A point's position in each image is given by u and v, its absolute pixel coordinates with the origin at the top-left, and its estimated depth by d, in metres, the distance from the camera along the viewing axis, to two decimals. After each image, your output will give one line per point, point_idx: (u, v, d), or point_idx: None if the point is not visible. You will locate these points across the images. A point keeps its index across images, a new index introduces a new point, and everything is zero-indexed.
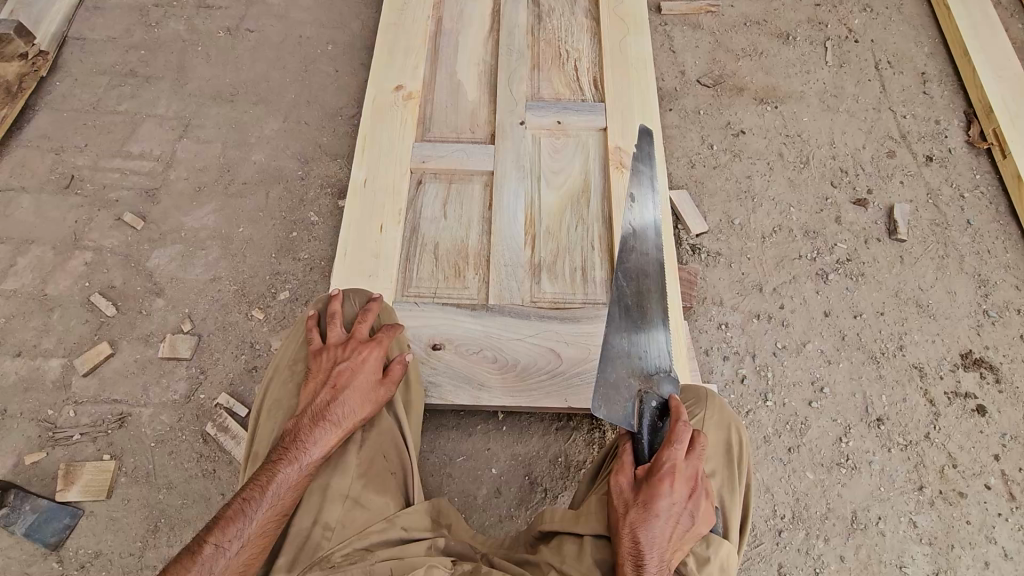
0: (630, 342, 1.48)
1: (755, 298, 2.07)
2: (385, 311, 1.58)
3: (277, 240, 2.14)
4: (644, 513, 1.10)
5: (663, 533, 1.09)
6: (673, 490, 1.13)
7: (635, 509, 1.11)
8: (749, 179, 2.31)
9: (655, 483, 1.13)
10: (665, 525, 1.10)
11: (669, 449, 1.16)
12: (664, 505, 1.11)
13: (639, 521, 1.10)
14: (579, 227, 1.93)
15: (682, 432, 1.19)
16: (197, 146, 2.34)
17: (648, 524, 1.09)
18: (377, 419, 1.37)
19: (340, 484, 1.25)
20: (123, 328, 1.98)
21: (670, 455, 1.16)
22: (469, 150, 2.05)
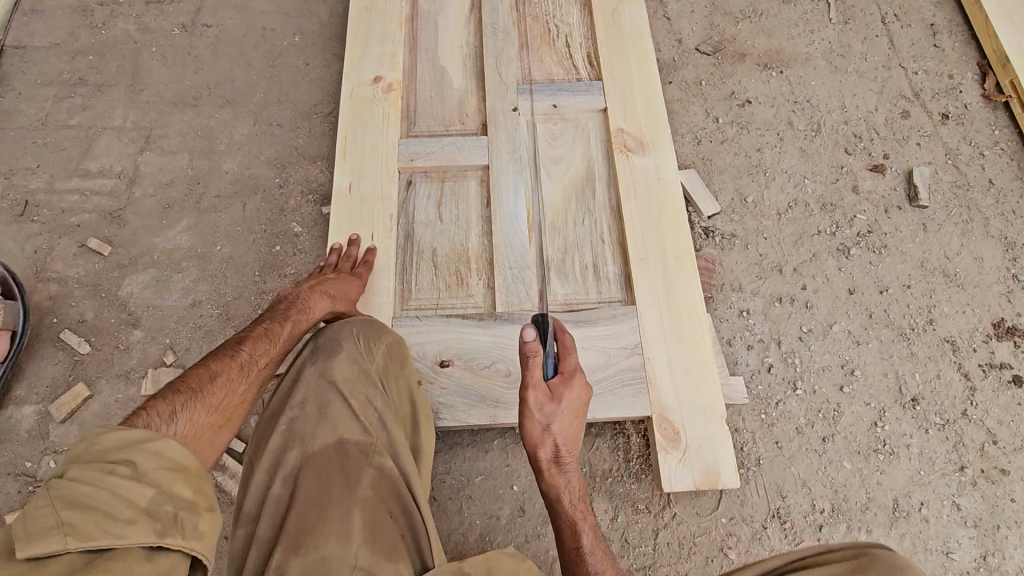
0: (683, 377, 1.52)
1: (776, 280, 1.95)
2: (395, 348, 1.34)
3: (260, 257, 1.98)
4: (549, 413, 1.40)
5: (566, 429, 1.42)
6: (574, 392, 1.40)
7: (538, 411, 1.40)
8: (758, 152, 2.18)
9: (562, 392, 1.40)
10: (567, 420, 1.41)
11: (566, 366, 1.43)
12: (569, 409, 1.40)
13: (543, 420, 1.40)
14: (586, 220, 1.79)
15: (567, 345, 1.45)
16: (162, 157, 2.15)
17: (553, 424, 1.40)
18: (381, 466, 1.13)
19: (342, 555, 1.00)
20: (100, 366, 1.82)
21: (567, 370, 1.43)
22: (461, 143, 1.88)
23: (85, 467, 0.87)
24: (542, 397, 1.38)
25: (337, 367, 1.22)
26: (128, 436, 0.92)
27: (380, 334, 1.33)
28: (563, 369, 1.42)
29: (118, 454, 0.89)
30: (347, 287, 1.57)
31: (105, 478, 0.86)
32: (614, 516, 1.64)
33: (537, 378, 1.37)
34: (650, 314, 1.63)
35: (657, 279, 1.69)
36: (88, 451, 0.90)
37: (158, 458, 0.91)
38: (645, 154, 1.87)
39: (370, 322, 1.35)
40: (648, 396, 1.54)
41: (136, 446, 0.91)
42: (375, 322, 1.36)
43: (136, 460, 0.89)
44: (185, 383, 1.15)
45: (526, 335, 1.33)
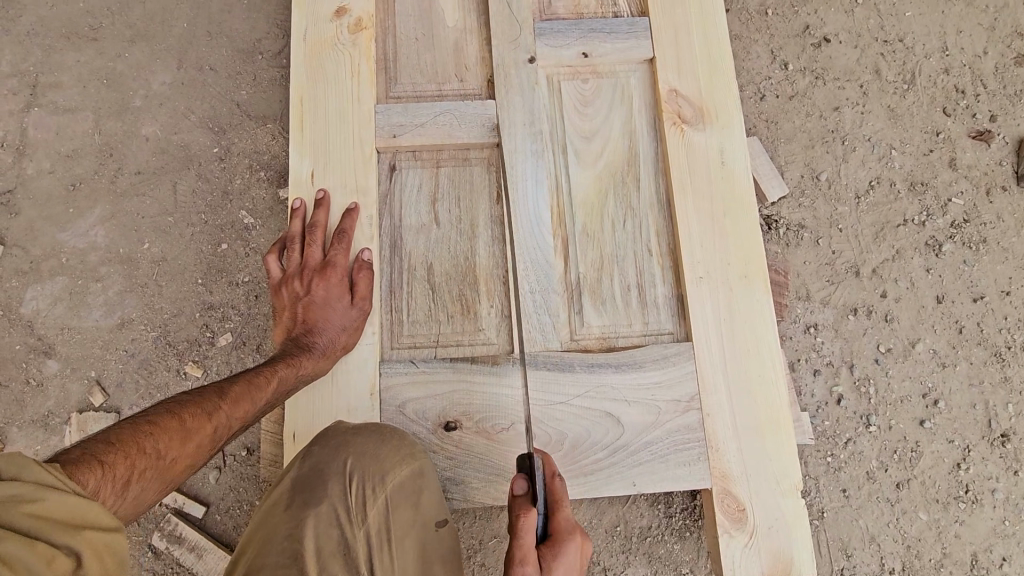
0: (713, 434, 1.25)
1: (851, 285, 1.59)
2: (418, 485, 1.09)
3: (202, 258, 1.53)
4: None
5: None
6: (569, 557, 0.98)
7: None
8: (837, 111, 1.71)
9: (544, 441, 1.12)
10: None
11: (561, 512, 1.02)
12: (547, 451, 1.14)
13: None
14: (628, 221, 1.38)
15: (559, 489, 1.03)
16: (58, 118, 1.61)
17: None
18: None
19: None
20: (9, 408, 1.44)
21: (563, 519, 1.01)
22: (457, 111, 1.40)
23: (15, 538, 0.64)
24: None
25: (315, 527, 0.99)
26: (75, 506, 0.69)
27: (388, 472, 1.06)
28: (554, 529, 1.00)
29: (61, 534, 0.66)
30: (330, 292, 1.28)
31: (40, 565, 0.63)
32: None
33: (526, 544, 0.94)
34: (710, 356, 1.29)
35: (718, 305, 1.32)
36: (22, 507, 0.66)
37: (104, 558, 0.68)
38: (706, 127, 1.41)
39: (380, 442, 1.08)
40: (707, 464, 1.24)
41: (79, 530, 0.68)
42: (387, 444, 1.08)
43: (78, 558, 0.66)
44: (154, 436, 0.90)
45: (515, 487, 1.00)
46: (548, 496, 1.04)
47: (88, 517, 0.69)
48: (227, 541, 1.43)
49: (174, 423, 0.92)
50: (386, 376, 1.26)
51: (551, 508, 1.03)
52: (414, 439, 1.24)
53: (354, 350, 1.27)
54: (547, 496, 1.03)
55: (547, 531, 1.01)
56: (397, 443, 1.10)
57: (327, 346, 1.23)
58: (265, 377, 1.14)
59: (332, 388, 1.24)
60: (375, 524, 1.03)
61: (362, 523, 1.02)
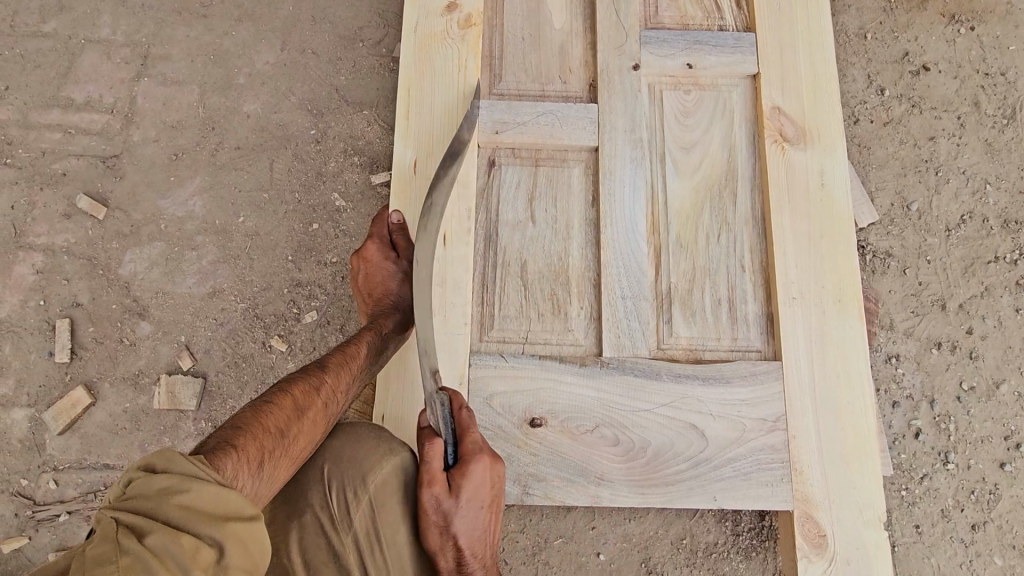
0: (793, 456, 1.25)
1: (936, 318, 1.56)
2: (397, 489, 1.04)
3: (293, 236, 1.57)
4: (449, 514, 1.01)
5: (473, 532, 1.05)
6: (476, 476, 1.04)
7: (437, 512, 1.01)
8: (932, 141, 1.68)
9: (464, 482, 1.02)
10: (477, 516, 1.05)
11: (470, 435, 1.06)
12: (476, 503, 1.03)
13: (444, 522, 1.01)
14: (722, 235, 1.38)
15: (467, 419, 1.08)
16: (166, 89, 1.67)
17: (456, 525, 1.01)
18: None
19: None
20: (102, 364, 1.49)
21: (474, 440, 1.06)
22: (560, 112, 1.42)
23: (165, 529, 0.68)
24: (442, 496, 1.01)
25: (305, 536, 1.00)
26: (215, 498, 0.73)
27: (366, 476, 1.02)
28: (463, 451, 1.05)
29: (206, 524, 0.70)
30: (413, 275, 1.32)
31: (187, 558, 0.67)
32: None
33: (434, 466, 1.02)
34: (797, 377, 1.29)
35: (810, 326, 1.31)
36: (173, 498, 0.71)
37: (243, 549, 0.72)
38: (807, 148, 1.41)
39: (355, 442, 1.06)
40: (790, 486, 1.24)
41: (220, 520, 0.71)
42: (361, 444, 1.05)
43: (223, 548, 0.70)
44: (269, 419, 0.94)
45: (422, 422, 1.08)
46: (455, 424, 1.08)
47: (230, 508, 0.73)
48: None
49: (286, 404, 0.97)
50: (475, 368, 1.28)
51: (456, 434, 1.07)
52: (498, 431, 1.25)
53: (444, 339, 1.28)
54: (454, 424, 1.08)
55: (456, 454, 1.05)
56: (374, 442, 1.06)
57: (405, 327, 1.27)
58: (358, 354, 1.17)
59: (420, 375, 1.26)
60: (361, 527, 1.00)
61: (349, 529, 1.00)
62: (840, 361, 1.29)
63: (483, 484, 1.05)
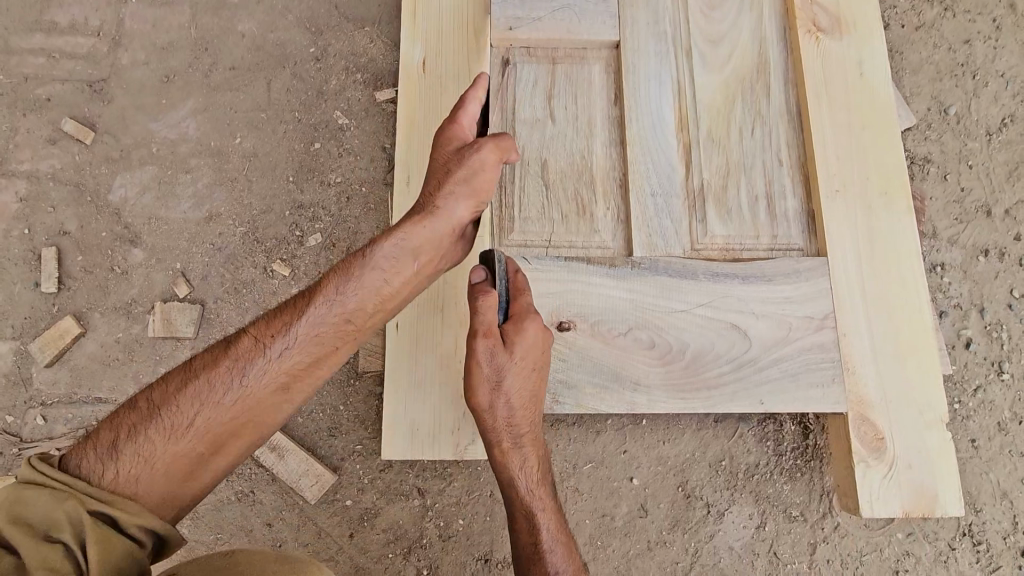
0: (845, 355, 1.15)
1: (981, 225, 1.47)
2: None
3: (294, 157, 1.47)
4: (501, 368, 1.05)
5: (523, 391, 1.08)
6: (530, 336, 1.05)
7: (490, 366, 1.05)
8: (967, 45, 1.59)
9: (518, 340, 1.04)
10: (527, 377, 1.07)
11: (522, 296, 1.09)
12: (525, 362, 1.05)
13: (496, 378, 1.05)
14: (757, 129, 1.28)
15: (523, 279, 1.10)
16: (155, 10, 1.57)
17: (507, 381, 1.05)
18: None
19: None
20: (92, 294, 1.39)
21: (525, 301, 1.09)
22: (578, 6, 1.31)
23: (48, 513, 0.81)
24: (495, 348, 1.05)
25: None
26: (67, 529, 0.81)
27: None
28: (515, 309, 1.08)
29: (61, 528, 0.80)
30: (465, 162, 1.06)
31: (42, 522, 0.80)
32: (759, 524, 1.30)
33: (490, 320, 1.04)
34: (845, 272, 1.19)
35: (855, 220, 1.21)
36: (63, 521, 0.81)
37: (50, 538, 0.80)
38: (843, 37, 1.31)
39: None
40: (844, 387, 1.14)
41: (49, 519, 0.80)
42: None
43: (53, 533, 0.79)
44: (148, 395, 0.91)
45: (475, 277, 1.08)
46: (509, 286, 1.11)
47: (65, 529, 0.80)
48: (308, 446, 1.33)
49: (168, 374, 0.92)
50: None
51: (511, 293, 1.10)
52: None
53: None
54: (509, 285, 1.10)
55: (510, 311, 1.08)
56: None
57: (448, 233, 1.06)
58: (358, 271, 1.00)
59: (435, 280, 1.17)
60: None
61: None
62: (889, 253, 1.20)
63: (534, 343, 1.05)
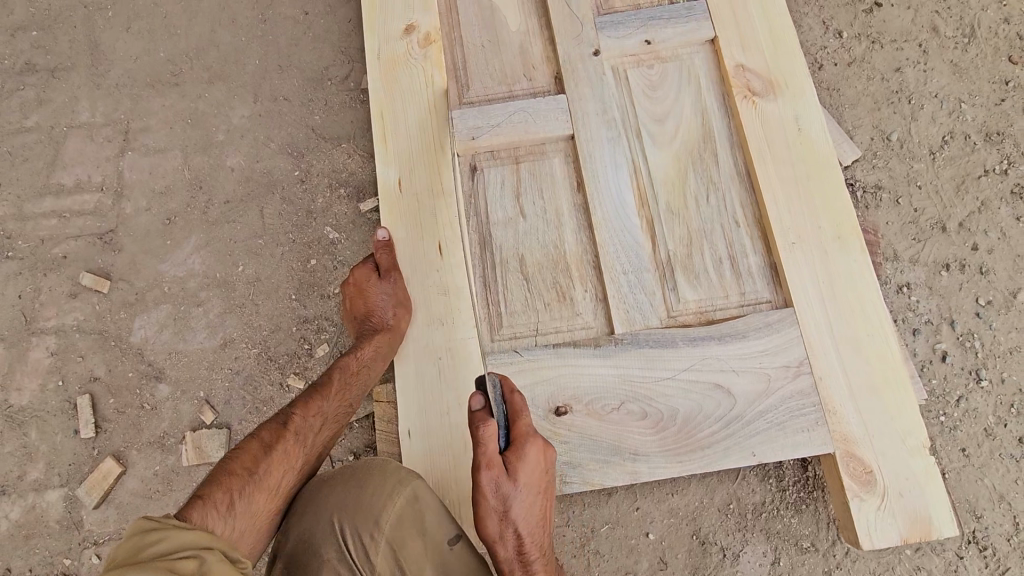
0: (823, 397, 1.23)
1: (939, 241, 1.56)
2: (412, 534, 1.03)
3: (294, 276, 1.59)
4: (508, 497, 1.09)
5: (529, 519, 1.12)
6: (531, 461, 1.11)
7: (498, 496, 1.09)
8: (899, 72, 1.70)
9: (520, 465, 1.09)
10: (530, 500, 1.12)
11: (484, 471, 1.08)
12: (530, 487, 1.10)
13: (504, 506, 1.09)
14: (711, 196, 1.38)
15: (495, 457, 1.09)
16: (150, 159, 1.72)
17: (514, 509, 1.10)
18: None
19: None
20: (127, 432, 1.50)
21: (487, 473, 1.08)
22: (530, 108, 1.43)
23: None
24: (499, 478, 1.09)
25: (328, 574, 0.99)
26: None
27: (380, 516, 1.02)
28: (516, 435, 1.11)
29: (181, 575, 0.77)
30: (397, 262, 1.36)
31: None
32: (774, 561, 1.37)
33: (490, 450, 1.08)
34: (813, 319, 1.28)
35: (815, 267, 1.30)
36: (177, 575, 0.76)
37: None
38: (778, 98, 1.42)
39: (362, 492, 1.04)
40: (827, 428, 1.22)
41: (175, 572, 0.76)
42: (369, 492, 1.04)
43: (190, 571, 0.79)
44: (237, 464, 1.07)
45: (474, 404, 1.09)
46: (507, 408, 1.14)
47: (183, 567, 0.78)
48: None
49: (253, 447, 1.10)
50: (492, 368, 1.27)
51: (509, 418, 1.14)
52: None
53: (458, 347, 1.29)
54: (507, 413, 1.14)
55: (511, 438, 1.11)
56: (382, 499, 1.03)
57: (362, 392, 1.31)
58: (314, 404, 1.22)
59: (440, 383, 1.27)
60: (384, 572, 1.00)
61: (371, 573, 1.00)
62: (852, 296, 1.28)
63: (536, 469, 1.11)
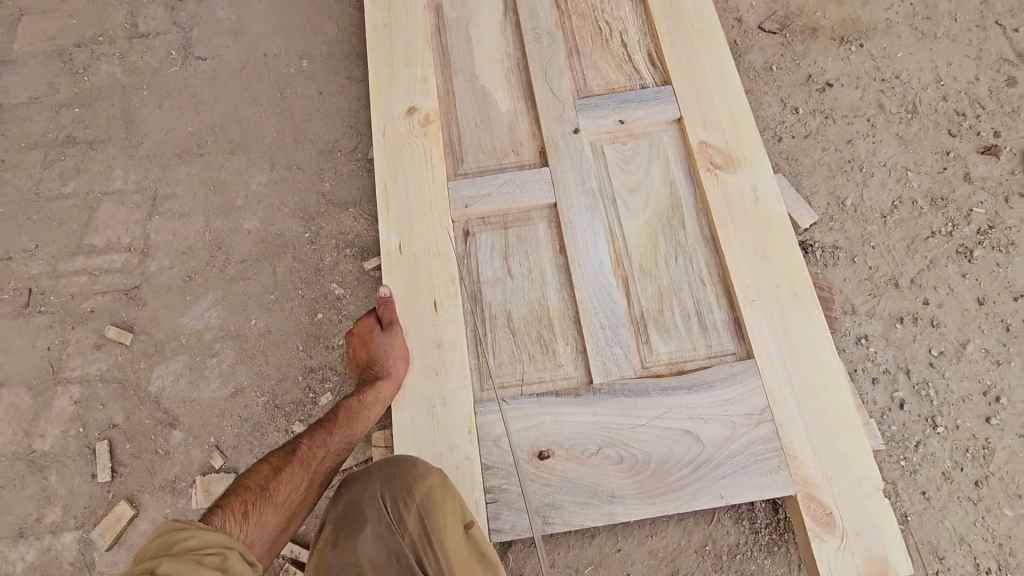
0: (784, 443, 1.35)
1: (893, 296, 1.70)
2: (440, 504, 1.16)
3: (302, 329, 1.73)
4: None
5: None
6: None
7: None
8: (850, 144, 1.89)
9: None
10: None
11: None
12: None
13: None
14: (679, 258, 1.54)
15: None
16: (174, 221, 1.89)
17: None
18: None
19: None
20: (141, 476, 1.60)
21: None
22: (517, 179, 1.61)
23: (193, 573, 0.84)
24: None
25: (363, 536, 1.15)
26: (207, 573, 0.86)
27: (413, 487, 1.17)
28: None
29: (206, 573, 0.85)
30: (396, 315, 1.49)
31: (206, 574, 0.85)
32: None
33: None
34: (773, 370, 1.40)
35: (774, 323, 1.44)
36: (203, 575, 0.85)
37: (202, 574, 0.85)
38: (737, 170, 1.60)
39: (399, 466, 1.21)
40: (788, 471, 1.33)
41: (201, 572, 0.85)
42: (407, 466, 1.21)
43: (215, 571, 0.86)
44: (251, 482, 1.20)
45: None
46: None
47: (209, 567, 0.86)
48: None
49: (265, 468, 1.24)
50: (482, 415, 1.40)
51: None
52: (512, 469, 1.35)
53: (450, 395, 1.41)
54: None
55: None
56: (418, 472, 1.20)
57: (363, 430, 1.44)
58: (318, 438, 1.35)
59: (432, 430, 1.39)
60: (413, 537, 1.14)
61: (404, 536, 1.14)
62: (807, 349, 1.42)
63: None
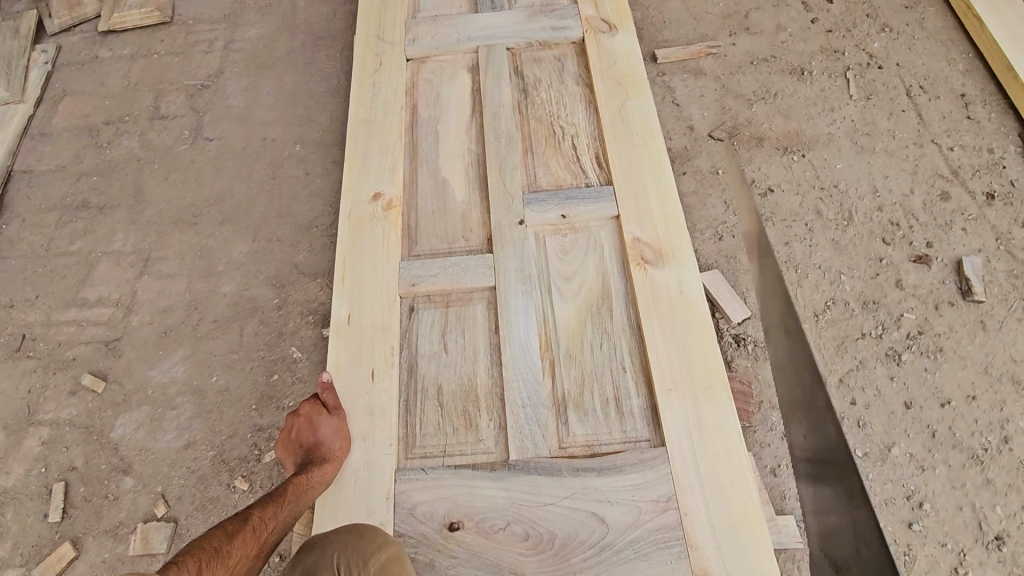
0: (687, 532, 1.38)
1: (820, 394, 1.77)
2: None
3: (258, 388, 1.86)
4: None
5: None
6: None
7: None
8: (787, 246, 2.01)
9: None
10: None
11: None
12: None
13: None
14: (604, 344, 1.64)
15: None
16: (161, 281, 2.08)
17: None
18: None
19: None
20: (88, 520, 1.69)
21: None
22: (462, 263, 1.76)
23: None
24: None
25: None
26: None
27: (368, 558, 1.23)
28: None
29: None
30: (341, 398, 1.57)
31: None
32: None
33: None
34: (682, 458, 1.45)
35: (687, 413, 1.51)
36: None
37: None
38: (665, 266, 1.72)
39: (360, 537, 1.26)
40: (689, 561, 1.35)
41: None
42: (365, 538, 1.26)
43: None
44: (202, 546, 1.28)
45: None
46: None
47: None
48: None
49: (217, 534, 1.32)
50: (400, 483, 1.47)
51: None
52: (421, 538, 1.41)
53: (373, 462, 1.49)
54: None
55: None
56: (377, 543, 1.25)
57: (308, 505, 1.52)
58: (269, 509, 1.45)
59: (353, 494, 1.46)
60: None
61: None
62: (718, 441, 1.47)
63: None
